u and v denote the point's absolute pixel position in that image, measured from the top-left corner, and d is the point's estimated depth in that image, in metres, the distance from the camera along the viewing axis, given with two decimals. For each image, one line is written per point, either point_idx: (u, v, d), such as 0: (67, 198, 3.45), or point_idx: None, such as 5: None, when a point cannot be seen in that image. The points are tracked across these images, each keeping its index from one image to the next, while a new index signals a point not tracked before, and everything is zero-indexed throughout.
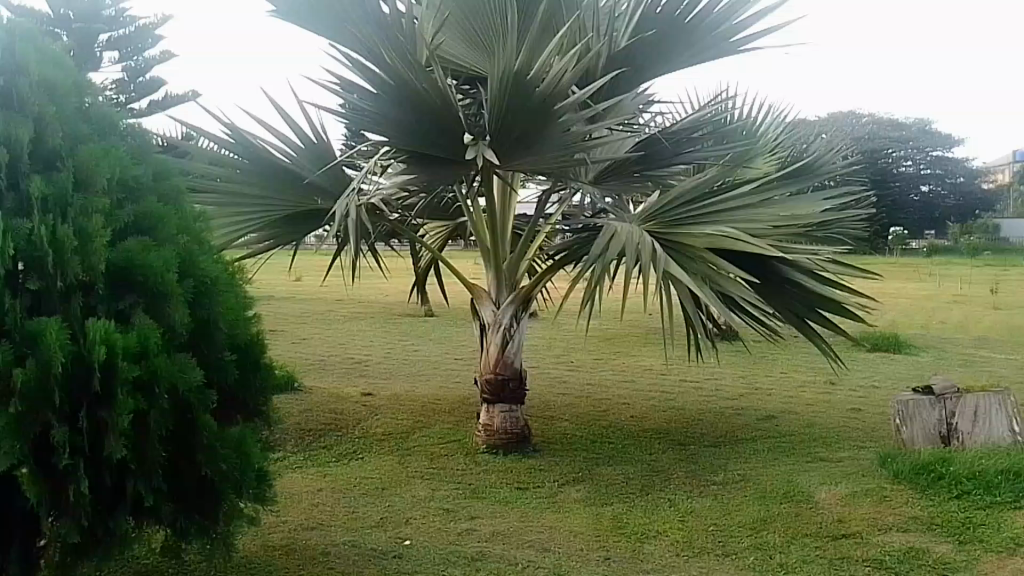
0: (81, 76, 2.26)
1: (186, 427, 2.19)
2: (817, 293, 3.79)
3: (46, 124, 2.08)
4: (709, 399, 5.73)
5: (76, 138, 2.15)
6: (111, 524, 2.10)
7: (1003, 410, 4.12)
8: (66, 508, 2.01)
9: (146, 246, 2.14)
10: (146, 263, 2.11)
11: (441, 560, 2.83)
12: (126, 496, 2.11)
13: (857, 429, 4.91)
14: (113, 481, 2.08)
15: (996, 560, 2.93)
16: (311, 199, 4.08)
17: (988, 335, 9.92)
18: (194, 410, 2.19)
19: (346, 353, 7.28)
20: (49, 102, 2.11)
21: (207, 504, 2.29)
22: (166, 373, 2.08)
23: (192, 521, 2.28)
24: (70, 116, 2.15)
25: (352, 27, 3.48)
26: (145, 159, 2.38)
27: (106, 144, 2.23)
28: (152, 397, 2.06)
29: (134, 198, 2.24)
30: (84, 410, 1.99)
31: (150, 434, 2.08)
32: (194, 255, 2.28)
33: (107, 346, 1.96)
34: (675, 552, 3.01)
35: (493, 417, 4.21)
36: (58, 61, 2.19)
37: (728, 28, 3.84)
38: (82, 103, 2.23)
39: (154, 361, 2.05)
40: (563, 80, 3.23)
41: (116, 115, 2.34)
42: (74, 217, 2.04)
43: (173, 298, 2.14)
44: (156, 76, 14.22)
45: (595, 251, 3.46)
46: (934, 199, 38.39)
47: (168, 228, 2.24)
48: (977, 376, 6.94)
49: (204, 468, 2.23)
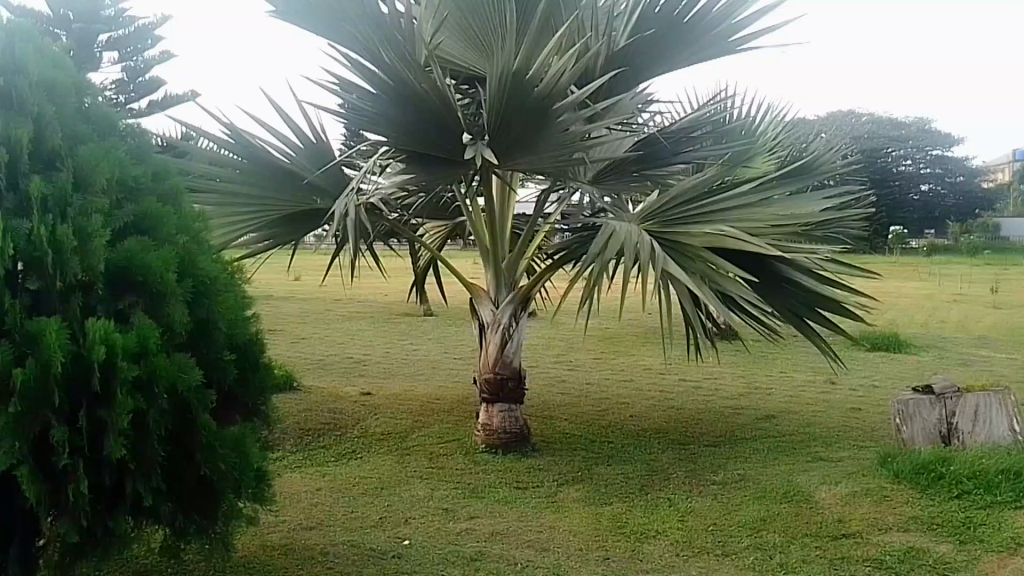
0: (80, 76, 2.27)
1: (185, 427, 2.20)
2: (816, 292, 3.78)
3: (46, 124, 2.09)
4: (709, 398, 5.73)
5: (76, 138, 2.16)
6: (111, 523, 2.11)
7: (1003, 410, 4.10)
8: (65, 508, 2.02)
9: (146, 246, 2.15)
10: (146, 263, 2.11)
11: (439, 560, 2.83)
12: (126, 496, 2.11)
13: (856, 428, 4.91)
14: (112, 481, 2.09)
15: (997, 560, 2.93)
16: (310, 199, 4.09)
17: (988, 334, 9.92)
18: (193, 410, 2.20)
19: (345, 353, 7.28)
20: (49, 103, 2.12)
21: (206, 504, 2.29)
22: (165, 373, 2.09)
23: (192, 520, 2.29)
24: (69, 117, 2.16)
25: (352, 28, 3.49)
26: (145, 159, 2.39)
27: (106, 144, 2.23)
28: (152, 397, 2.07)
29: (134, 198, 2.24)
30: (84, 410, 2.00)
31: (149, 433, 2.09)
32: (194, 255, 2.29)
33: (106, 345, 1.97)
34: (674, 552, 3.01)
35: (493, 417, 4.21)
36: (58, 62, 2.20)
37: (727, 27, 3.84)
38: (81, 103, 2.24)
39: (153, 360, 2.06)
40: (562, 80, 3.23)
41: (116, 115, 2.35)
42: (74, 217, 2.04)
43: (172, 298, 2.15)
44: (156, 76, 14.27)
45: (594, 251, 3.46)
46: (937, 199, 38.33)
47: (167, 228, 2.25)
48: (978, 376, 6.93)
49: (203, 468, 2.23)
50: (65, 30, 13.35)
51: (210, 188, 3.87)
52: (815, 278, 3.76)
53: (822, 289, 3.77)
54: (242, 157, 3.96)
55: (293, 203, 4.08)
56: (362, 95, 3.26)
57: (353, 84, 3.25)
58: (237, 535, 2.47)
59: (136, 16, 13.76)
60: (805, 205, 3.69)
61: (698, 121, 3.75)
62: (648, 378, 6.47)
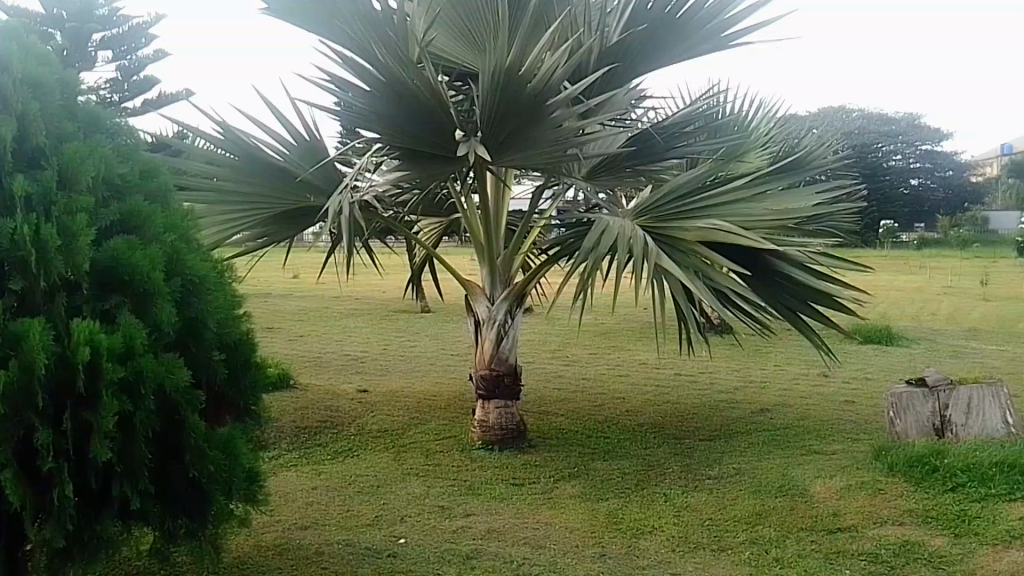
0: (66, 74, 2.28)
1: (173, 427, 2.20)
2: (808, 286, 3.80)
3: (31, 121, 2.09)
4: (703, 392, 5.76)
5: (60, 136, 2.15)
6: (98, 527, 2.10)
7: (996, 402, 4.12)
8: (52, 512, 2.01)
9: (132, 245, 2.14)
10: (132, 262, 2.10)
11: (435, 558, 2.84)
12: (113, 499, 2.10)
13: (850, 421, 4.93)
14: (99, 484, 2.08)
15: (991, 553, 2.94)
16: (302, 197, 4.10)
17: (978, 326, 9.97)
18: (181, 411, 2.19)
19: (342, 350, 7.33)
20: (32, 99, 2.11)
21: (194, 508, 2.28)
22: (152, 374, 2.08)
23: (181, 523, 2.29)
24: (54, 114, 2.16)
25: (343, 25, 3.48)
26: (133, 157, 2.39)
27: (91, 142, 2.23)
28: (138, 398, 2.06)
29: (120, 196, 2.24)
30: (69, 411, 1.98)
31: (136, 434, 2.08)
32: (182, 253, 2.28)
33: (91, 345, 1.96)
34: (670, 548, 3.02)
35: (488, 413, 4.22)
36: (45, 59, 2.20)
37: (719, 22, 3.84)
38: (67, 100, 2.24)
39: (140, 361, 2.05)
40: (553, 76, 3.26)
41: (104, 114, 2.35)
42: (59, 216, 2.04)
43: (160, 297, 2.14)
44: (150, 76, 14.28)
45: (588, 245, 3.49)
46: (929, 193, 38.49)
47: (154, 226, 2.24)
48: (970, 368, 6.97)
49: (191, 470, 2.23)
50: (59, 30, 13.35)
51: (203, 187, 3.88)
52: (806, 271, 3.79)
53: (815, 283, 3.79)
54: (238, 156, 3.96)
55: (287, 202, 4.08)
56: (356, 93, 3.27)
57: (346, 82, 3.26)
58: (228, 536, 2.47)
59: (129, 15, 13.77)
60: (795, 201, 3.69)
61: (692, 117, 3.74)
62: (643, 372, 6.50)
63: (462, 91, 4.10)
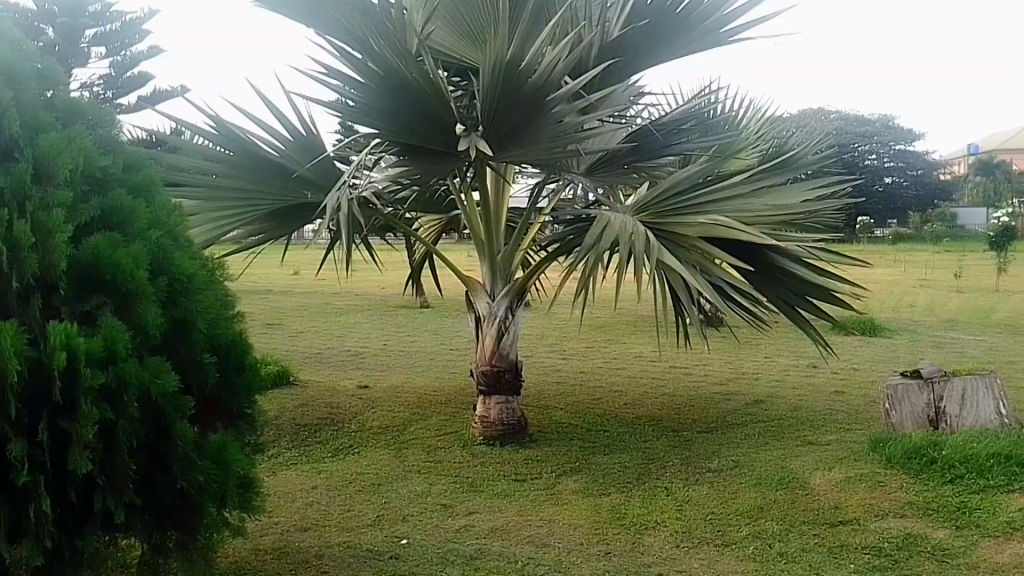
0: (46, 64, 2.22)
1: (161, 435, 2.13)
2: (807, 282, 3.80)
3: (5, 112, 2.02)
4: (698, 384, 5.80)
5: (35, 126, 2.09)
6: (80, 543, 2.05)
7: (990, 393, 4.15)
8: (29, 527, 1.95)
9: (114, 242, 2.07)
10: (115, 261, 2.04)
11: (438, 559, 2.84)
12: (97, 513, 2.05)
13: (843, 412, 4.96)
14: (80, 497, 2.02)
15: (994, 545, 2.96)
16: (299, 194, 4.07)
17: (958, 317, 10.03)
18: (168, 418, 2.12)
19: (340, 346, 7.34)
20: (8, 89, 2.06)
21: (183, 519, 2.22)
22: (136, 379, 2.01)
23: (171, 537, 2.22)
24: (30, 104, 2.10)
25: (338, 17, 3.45)
26: (117, 150, 2.34)
27: (71, 134, 2.18)
28: (120, 406, 1.99)
29: (100, 190, 2.18)
30: (46, 422, 1.92)
31: (119, 444, 2.02)
32: (169, 250, 2.22)
33: (68, 349, 1.89)
34: (674, 544, 3.03)
35: (489, 409, 4.22)
36: (21, 51, 2.16)
37: (717, 18, 3.86)
38: (44, 91, 2.19)
39: (122, 367, 1.99)
40: (555, 71, 3.23)
41: (87, 107, 2.31)
42: (34, 211, 1.98)
43: (143, 297, 2.07)
44: (143, 73, 14.24)
45: (589, 242, 3.48)
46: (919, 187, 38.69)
47: (138, 222, 2.18)
48: (958, 358, 7.05)
49: (179, 481, 2.16)
50: (51, 26, 13.33)
51: (197, 184, 3.84)
52: (805, 266, 3.78)
53: (814, 279, 3.78)
54: (232, 151, 3.94)
55: (283, 199, 4.05)
56: (350, 86, 3.24)
57: (342, 76, 3.24)
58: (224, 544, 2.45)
59: (123, 12, 13.81)
60: (791, 197, 3.70)
61: (692, 114, 3.76)
62: (638, 365, 6.54)
63: (462, 86, 4.07)
